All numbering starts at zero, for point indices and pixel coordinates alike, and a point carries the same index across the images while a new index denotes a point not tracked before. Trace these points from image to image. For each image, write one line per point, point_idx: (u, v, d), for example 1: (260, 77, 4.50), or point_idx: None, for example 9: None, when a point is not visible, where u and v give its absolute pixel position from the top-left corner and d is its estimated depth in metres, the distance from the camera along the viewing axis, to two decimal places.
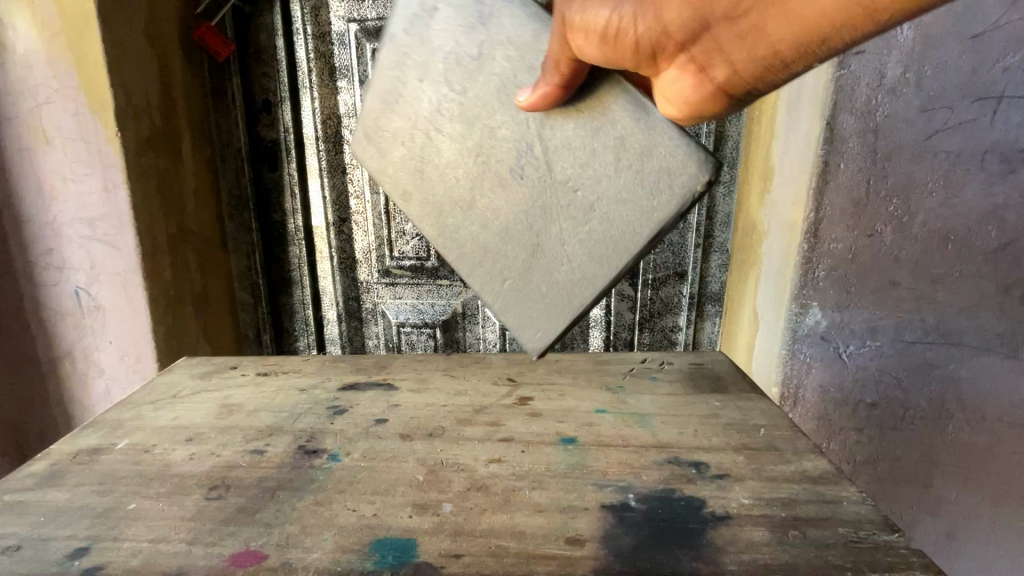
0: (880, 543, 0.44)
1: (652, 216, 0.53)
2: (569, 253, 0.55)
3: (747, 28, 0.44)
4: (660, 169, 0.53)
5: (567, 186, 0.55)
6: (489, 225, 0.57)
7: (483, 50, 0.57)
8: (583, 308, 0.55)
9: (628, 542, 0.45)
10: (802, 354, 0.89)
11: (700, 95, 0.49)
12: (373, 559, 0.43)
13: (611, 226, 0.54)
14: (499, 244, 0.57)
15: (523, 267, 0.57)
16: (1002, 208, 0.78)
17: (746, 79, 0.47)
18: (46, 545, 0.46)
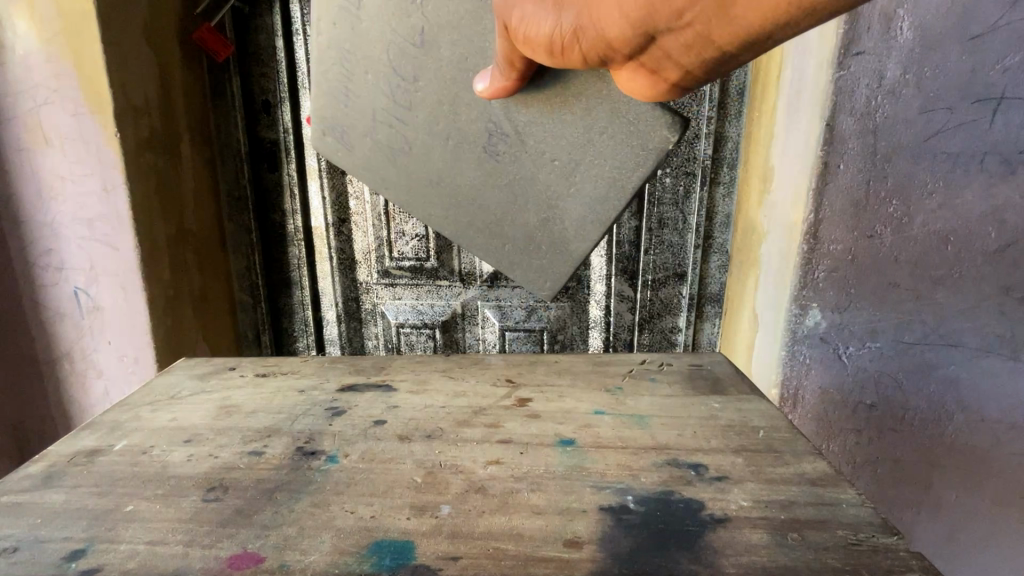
0: (880, 546, 0.44)
1: (632, 171, 0.70)
2: (567, 216, 0.73)
3: (686, 38, 0.46)
4: (629, 140, 0.69)
5: (551, 158, 0.71)
6: (482, 198, 0.75)
7: (426, 39, 0.71)
8: (575, 254, 0.74)
9: (626, 544, 0.45)
10: (802, 355, 0.89)
11: (656, 90, 0.53)
12: (371, 562, 0.43)
13: (598, 184, 0.71)
14: (504, 212, 0.75)
15: (529, 228, 0.75)
16: (1002, 209, 0.78)
17: (695, 73, 0.50)
18: (43, 547, 0.46)
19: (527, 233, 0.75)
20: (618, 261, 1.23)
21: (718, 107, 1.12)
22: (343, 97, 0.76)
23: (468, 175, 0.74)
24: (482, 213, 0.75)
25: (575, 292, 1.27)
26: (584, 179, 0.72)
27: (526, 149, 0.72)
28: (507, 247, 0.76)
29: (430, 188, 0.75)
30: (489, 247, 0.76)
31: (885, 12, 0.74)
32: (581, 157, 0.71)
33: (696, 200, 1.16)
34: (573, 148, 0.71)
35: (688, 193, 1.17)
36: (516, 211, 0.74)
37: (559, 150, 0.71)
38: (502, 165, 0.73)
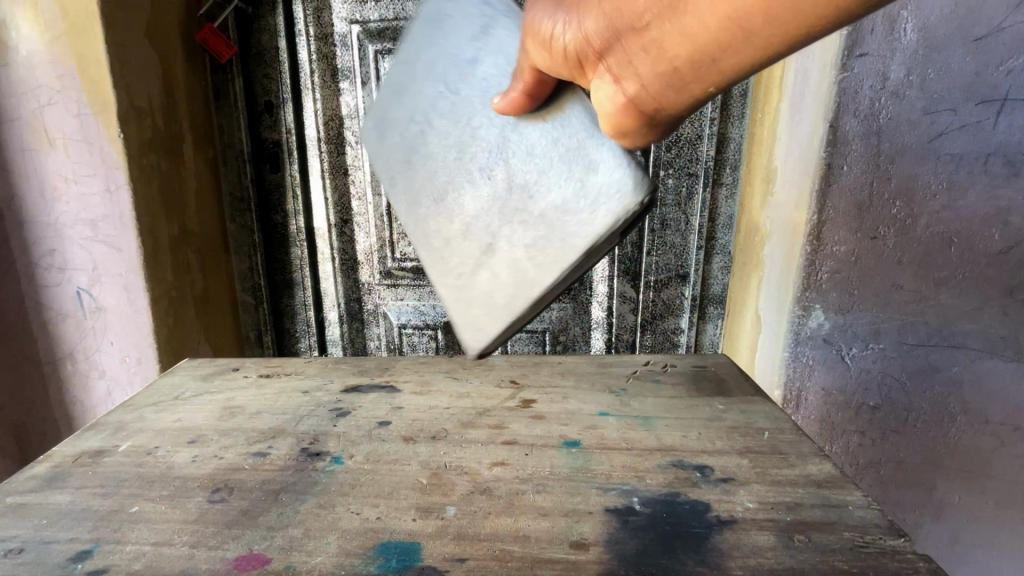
0: (887, 549, 0.43)
1: (591, 229, 0.53)
2: (509, 259, 0.57)
3: (655, 39, 0.42)
4: (607, 185, 0.53)
5: (519, 190, 0.57)
6: (438, 215, 0.62)
7: (479, 54, 0.61)
8: (513, 317, 0.57)
9: (633, 546, 0.45)
10: (803, 356, 0.89)
11: (618, 112, 0.48)
12: (378, 563, 0.43)
13: (551, 236, 0.55)
14: (443, 237, 0.62)
15: (461, 266, 0.60)
16: (1005, 211, 0.78)
17: (666, 91, 0.45)
18: (48, 548, 0.46)
19: (461, 268, 0.60)
20: (620, 262, 1.23)
21: (720, 108, 1.12)
22: (395, 78, 0.67)
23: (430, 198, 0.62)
24: (422, 243, 0.63)
25: (578, 293, 1.27)
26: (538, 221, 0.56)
27: (490, 178, 0.59)
28: (451, 284, 0.61)
29: (409, 187, 0.64)
30: (436, 283, 0.62)
31: (888, 13, 0.74)
32: (545, 194, 0.56)
33: (698, 201, 1.16)
34: (539, 182, 0.56)
35: (691, 194, 1.16)
36: (455, 249, 0.61)
37: (524, 181, 0.57)
38: (461, 193, 0.60)
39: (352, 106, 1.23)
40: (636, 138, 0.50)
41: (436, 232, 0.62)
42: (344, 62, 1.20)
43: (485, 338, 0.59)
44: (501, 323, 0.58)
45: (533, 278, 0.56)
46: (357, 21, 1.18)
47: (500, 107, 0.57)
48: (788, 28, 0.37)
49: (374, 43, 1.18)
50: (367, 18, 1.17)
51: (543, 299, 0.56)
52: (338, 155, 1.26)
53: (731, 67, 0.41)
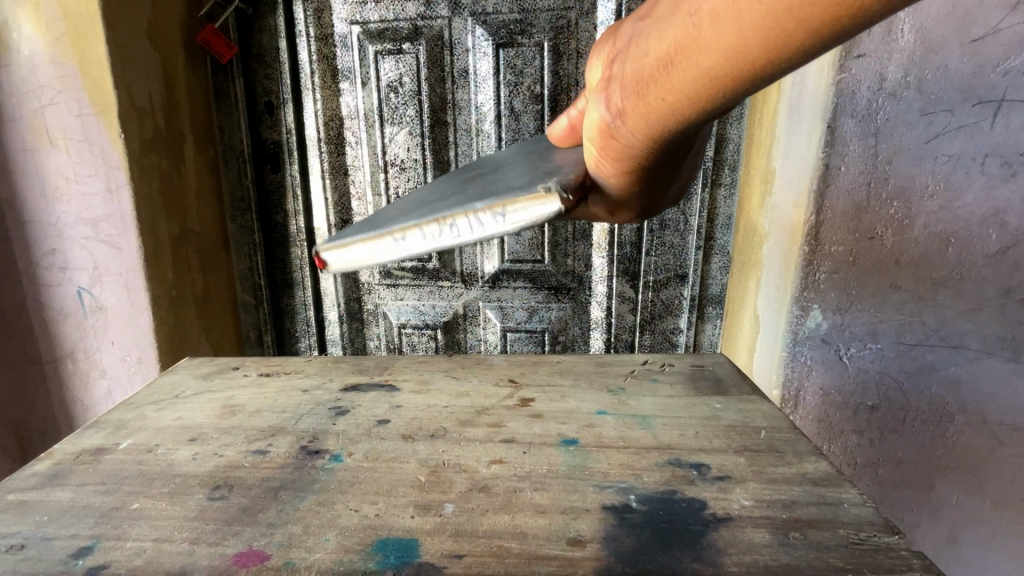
0: (881, 546, 0.44)
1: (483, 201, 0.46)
2: (423, 207, 0.53)
3: (639, 43, 0.38)
4: (530, 184, 0.45)
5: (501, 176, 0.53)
6: (452, 182, 0.62)
7: None
8: (388, 237, 0.50)
9: (629, 543, 0.45)
10: (802, 356, 0.91)
11: (589, 124, 0.43)
12: (376, 559, 0.44)
13: (466, 198, 0.49)
14: (434, 191, 0.61)
15: (418, 204, 0.58)
16: (1003, 211, 0.76)
17: (634, 105, 0.39)
18: (49, 544, 0.47)
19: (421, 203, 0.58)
20: (619, 262, 1.23)
21: None
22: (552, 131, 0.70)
23: (435, 186, 0.64)
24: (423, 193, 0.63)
25: (577, 293, 1.28)
26: (456, 196, 0.52)
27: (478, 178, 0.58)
28: (380, 219, 0.57)
29: (465, 172, 0.66)
30: (386, 215, 0.60)
31: None
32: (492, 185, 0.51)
33: (697, 201, 1.17)
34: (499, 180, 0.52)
35: (690, 194, 1.17)
36: (427, 197, 0.59)
37: (492, 179, 0.54)
38: (455, 184, 0.60)
39: (352, 106, 1.23)
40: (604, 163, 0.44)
41: (417, 198, 0.62)
42: (344, 63, 1.21)
43: (349, 242, 0.53)
44: (371, 233, 0.51)
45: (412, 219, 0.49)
46: (358, 21, 1.18)
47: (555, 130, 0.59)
48: (757, 21, 0.30)
49: (374, 43, 1.18)
50: (367, 19, 1.18)
51: (410, 233, 0.48)
52: (338, 156, 1.27)
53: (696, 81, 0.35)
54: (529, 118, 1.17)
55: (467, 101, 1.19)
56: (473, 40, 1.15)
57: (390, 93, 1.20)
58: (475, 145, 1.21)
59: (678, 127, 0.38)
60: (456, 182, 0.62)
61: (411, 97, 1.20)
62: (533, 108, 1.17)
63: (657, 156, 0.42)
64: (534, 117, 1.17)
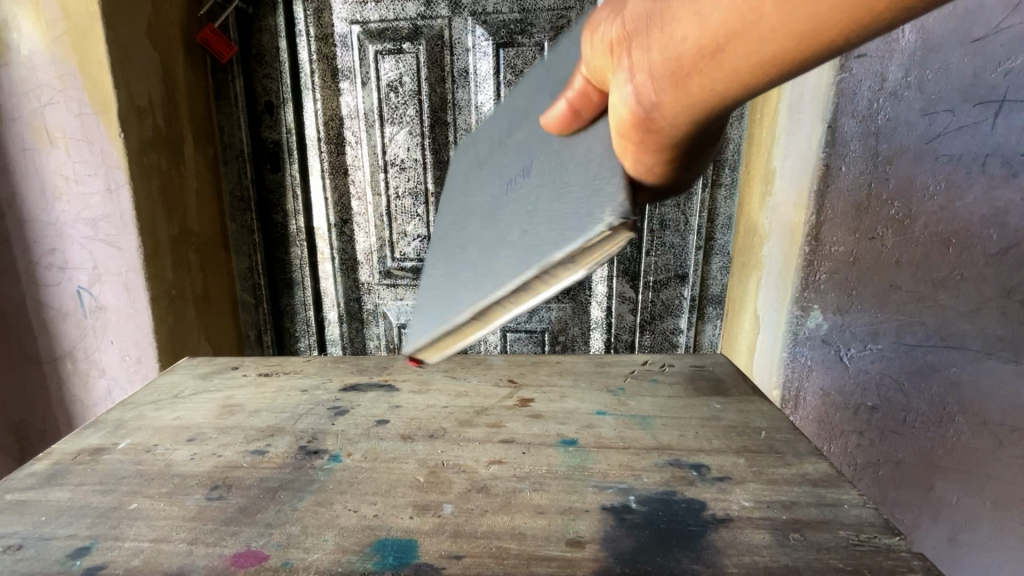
0: (882, 547, 0.44)
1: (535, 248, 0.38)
2: (471, 271, 0.46)
3: (667, 20, 0.32)
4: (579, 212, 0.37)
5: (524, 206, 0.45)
6: (471, 221, 0.55)
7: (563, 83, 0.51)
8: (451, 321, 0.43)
9: (628, 543, 0.45)
10: (802, 357, 0.89)
11: (610, 112, 0.37)
12: (374, 560, 0.43)
13: (514, 248, 0.41)
14: (462, 239, 0.54)
15: (454, 265, 0.51)
16: (1003, 212, 0.77)
17: (670, 95, 0.33)
18: (47, 544, 0.46)
19: (457, 262, 0.51)
20: (620, 263, 1.23)
21: None
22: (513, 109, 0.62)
23: (464, 218, 0.58)
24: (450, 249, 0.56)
25: (577, 293, 1.28)
26: (511, 241, 0.43)
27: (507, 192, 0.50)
28: (442, 295, 0.50)
29: (474, 200, 0.59)
30: (429, 292, 0.54)
31: None
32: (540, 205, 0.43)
33: (698, 201, 1.16)
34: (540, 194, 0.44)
35: (690, 194, 1.16)
36: (461, 253, 0.52)
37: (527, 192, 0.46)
38: (485, 207, 0.54)
39: (352, 106, 1.23)
40: (632, 158, 0.37)
41: (458, 245, 0.55)
42: (344, 62, 1.21)
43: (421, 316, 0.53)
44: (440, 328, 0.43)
45: (480, 293, 0.41)
46: (358, 21, 1.18)
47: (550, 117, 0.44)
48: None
49: (374, 43, 1.18)
50: (367, 19, 1.17)
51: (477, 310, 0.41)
52: (338, 155, 1.26)
53: (758, 57, 0.29)
54: None
55: (467, 100, 1.19)
56: (473, 40, 1.15)
57: (390, 93, 1.20)
58: None
59: (727, 109, 0.34)
60: (483, 205, 0.55)
61: (411, 97, 1.20)
62: None
63: (700, 140, 0.37)
64: None
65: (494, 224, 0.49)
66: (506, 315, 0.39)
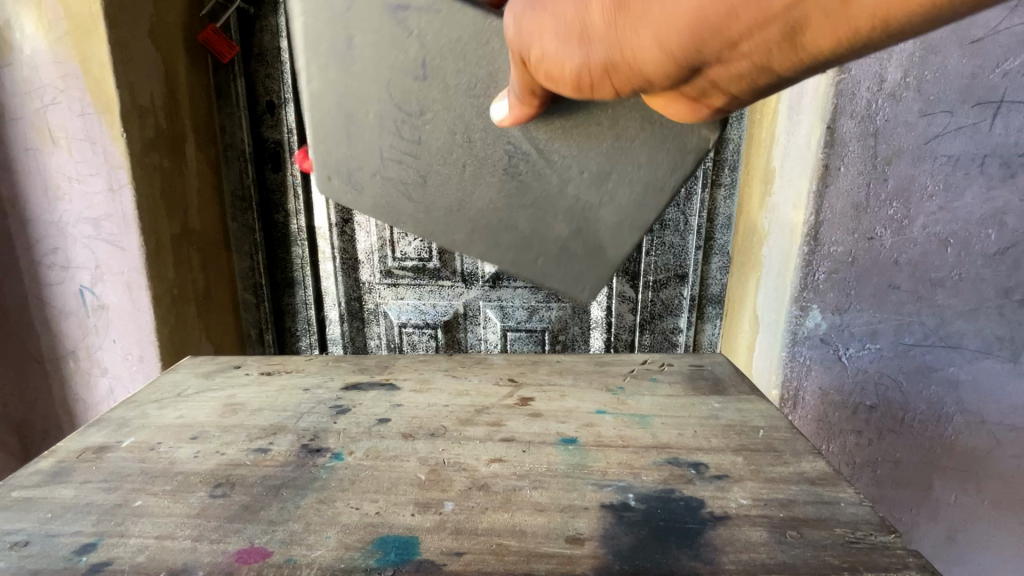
0: (877, 544, 0.44)
1: (667, 176, 0.60)
2: (587, 227, 0.63)
3: (743, 71, 0.37)
4: (657, 143, 0.59)
5: (578, 170, 0.61)
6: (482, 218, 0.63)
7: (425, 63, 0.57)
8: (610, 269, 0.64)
9: (627, 541, 0.45)
10: (801, 357, 0.90)
11: (682, 113, 0.45)
12: (376, 557, 0.44)
13: (632, 192, 0.61)
14: (504, 229, 0.63)
15: (536, 244, 0.63)
16: (1002, 212, 0.78)
17: (744, 101, 0.42)
18: (53, 541, 0.47)
19: (537, 243, 0.63)
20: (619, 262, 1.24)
21: None
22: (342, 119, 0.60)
23: (439, 218, 0.63)
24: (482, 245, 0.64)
25: None
26: (615, 188, 0.61)
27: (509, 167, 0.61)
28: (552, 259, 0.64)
29: (438, 209, 0.63)
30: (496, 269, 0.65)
31: None
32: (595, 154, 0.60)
33: (697, 201, 1.17)
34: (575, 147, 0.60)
35: (690, 193, 1.17)
36: (527, 234, 0.63)
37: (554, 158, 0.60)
38: (476, 198, 0.62)
39: None
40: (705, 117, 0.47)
41: (479, 240, 0.63)
42: None
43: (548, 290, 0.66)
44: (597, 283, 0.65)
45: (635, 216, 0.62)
46: None
47: (496, 117, 0.56)
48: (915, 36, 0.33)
49: None
50: None
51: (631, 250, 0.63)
52: None
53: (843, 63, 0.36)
54: None
55: None
56: None
57: None
58: None
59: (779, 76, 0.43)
60: (459, 189, 0.62)
61: None
62: None
63: None
64: None
65: (545, 180, 0.61)
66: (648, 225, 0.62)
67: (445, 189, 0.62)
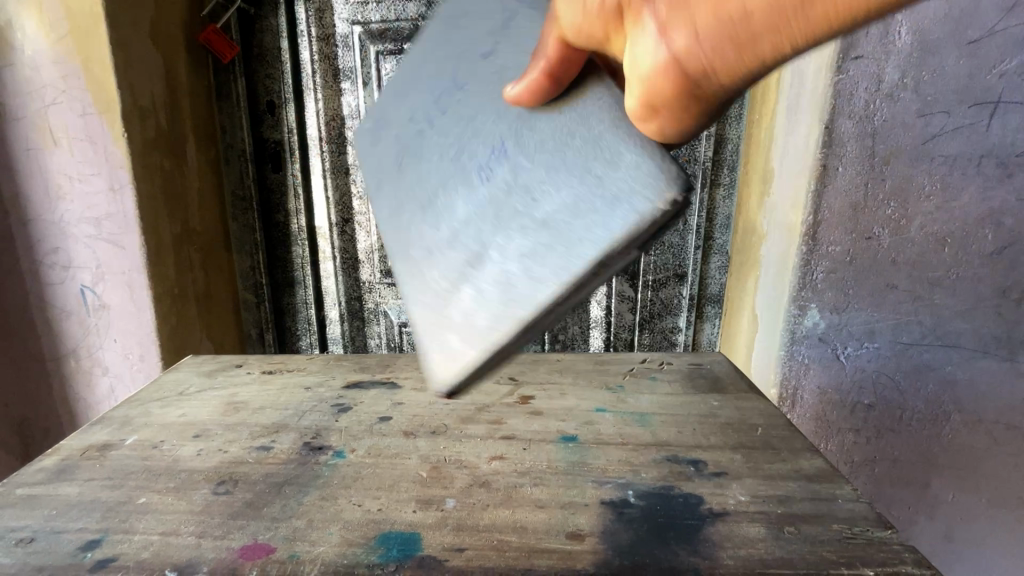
0: (874, 540, 0.45)
1: (586, 242, 0.37)
2: (469, 288, 0.42)
3: None
4: (615, 188, 0.37)
5: (516, 193, 0.41)
6: (419, 221, 0.49)
7: (495, 47, 0.49)
8: (484, 360, 0.40)
9: (627, 536, 0.46)
10: (800, 356, 0.91)
11: (644, 69, 0.34)
12: (379, 552, 0.44)
13: (544, 249, 0.39)
14: (421, 248, 0.48)
15: (428, 282, 0.46)
16: (998, 212, 0.79)
17: (723, 54, 0.32)
18: (59, 537, 0.47)
19: (424, 279, 0.46)
20: None
21: None
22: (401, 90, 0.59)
23: (399, 204, 0.52)
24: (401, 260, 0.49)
25: None
26: (523, 245, 0.40)
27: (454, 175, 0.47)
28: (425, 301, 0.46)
29: (405, 198, 0.51)
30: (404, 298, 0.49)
31: None
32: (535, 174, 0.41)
33: (696, 201, 1.17)
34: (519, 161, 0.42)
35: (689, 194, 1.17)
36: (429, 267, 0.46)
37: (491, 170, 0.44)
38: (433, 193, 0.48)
39: (354, 106, 1.25)
40: (669, 121, 0.36)
41: (406, 243, 0.49)
42: (345, 63, 1.22)
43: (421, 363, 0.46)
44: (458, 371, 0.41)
45: (523, 292, 0.39)
46: (359, 21, 1.19)
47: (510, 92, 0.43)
48: None
49: (375, 43, 1.20)
50: (369, 19, 1.19)
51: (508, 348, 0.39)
52: (340, 155, 1.28)
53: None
54: None
55: None
56: None
57: None
58: None
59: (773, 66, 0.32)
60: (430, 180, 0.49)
61: None
62: None
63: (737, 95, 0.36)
64: None
65: (468, 205, 0.44)
66: (535, 322, 0.38)
67: (401, 193, 0.52)
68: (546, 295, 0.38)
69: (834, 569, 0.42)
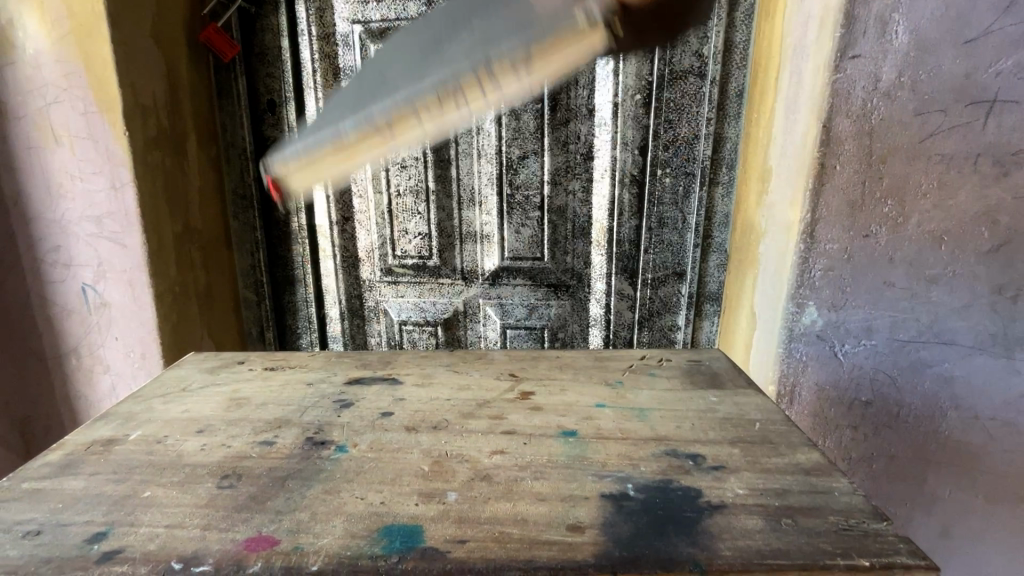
0: (869, 532, 0.45)
1: (486, 57, 0.46)
2: (387, 87, 0.52)
3: None
4: (532, 17, 0.45)
5: (467, 23, 0.50)
6: (394, 46, 0.57)
7: None
8: (371, 142, 0.52)
9: (627, 528, 0.46)
10: (798, 353, 0.92)
11: None
12: (382, 544, 0.45)
13: (452, 59, 0.48)
14: (381, 62, 0.56)
15: (366, 85, 0.55)
16: (994, 210, 0.79)
17: None
18: (65, 530, 0.48)
19: (365, 85, 0.56)
20: (618, 260, 1.25)
21: (717, 107, 1.13)
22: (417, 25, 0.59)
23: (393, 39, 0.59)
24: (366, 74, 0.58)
25: (576, 290, 1.30)
26: (442, 58, 0.49)
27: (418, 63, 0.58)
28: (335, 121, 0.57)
29: (402, 33, 0.58)
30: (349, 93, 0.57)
31: (880, 16, 0.77)
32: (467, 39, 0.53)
33: (695, 200, 1.18)
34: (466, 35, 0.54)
35: (688, 192, 1.18)
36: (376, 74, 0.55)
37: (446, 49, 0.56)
38: (426, 21, 0.56)
39: None
40: None
41: (376, 55, 0.58)
42: (346, 62, 1.23)
43: (299, 152, 0.57)
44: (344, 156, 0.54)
45: (423, 88, 0.49)
46: (359, 20, 1.20)
47: None
48: None
49: (375, 42, 1.20)
50: (369, 18, 1.19)
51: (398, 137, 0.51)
52: None
53: None
54: (529, 117, 1.21)
55: None
56: None
57: None
58: (475, 143, 1.24)
59: None
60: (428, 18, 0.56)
61: None
62: (532, 108, 1.20)
63: None
64: (534, 116, 1.20)
65: (432, 36, 0.53)
66: (425, 122, 0.49)
67: (399, 36, 0.59)
68: (434, 91, 0.48)
69: (831, 559, 0.42)
